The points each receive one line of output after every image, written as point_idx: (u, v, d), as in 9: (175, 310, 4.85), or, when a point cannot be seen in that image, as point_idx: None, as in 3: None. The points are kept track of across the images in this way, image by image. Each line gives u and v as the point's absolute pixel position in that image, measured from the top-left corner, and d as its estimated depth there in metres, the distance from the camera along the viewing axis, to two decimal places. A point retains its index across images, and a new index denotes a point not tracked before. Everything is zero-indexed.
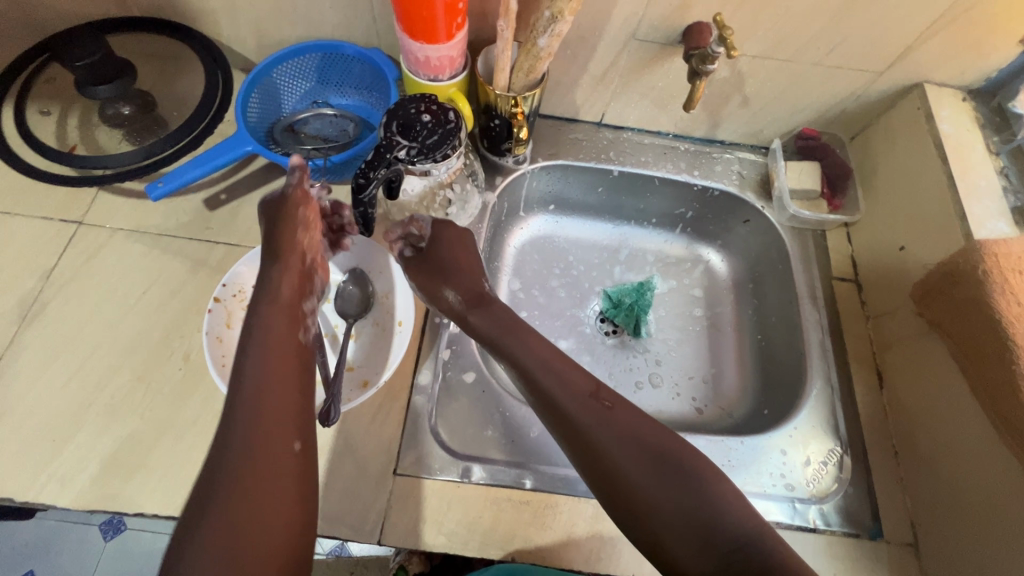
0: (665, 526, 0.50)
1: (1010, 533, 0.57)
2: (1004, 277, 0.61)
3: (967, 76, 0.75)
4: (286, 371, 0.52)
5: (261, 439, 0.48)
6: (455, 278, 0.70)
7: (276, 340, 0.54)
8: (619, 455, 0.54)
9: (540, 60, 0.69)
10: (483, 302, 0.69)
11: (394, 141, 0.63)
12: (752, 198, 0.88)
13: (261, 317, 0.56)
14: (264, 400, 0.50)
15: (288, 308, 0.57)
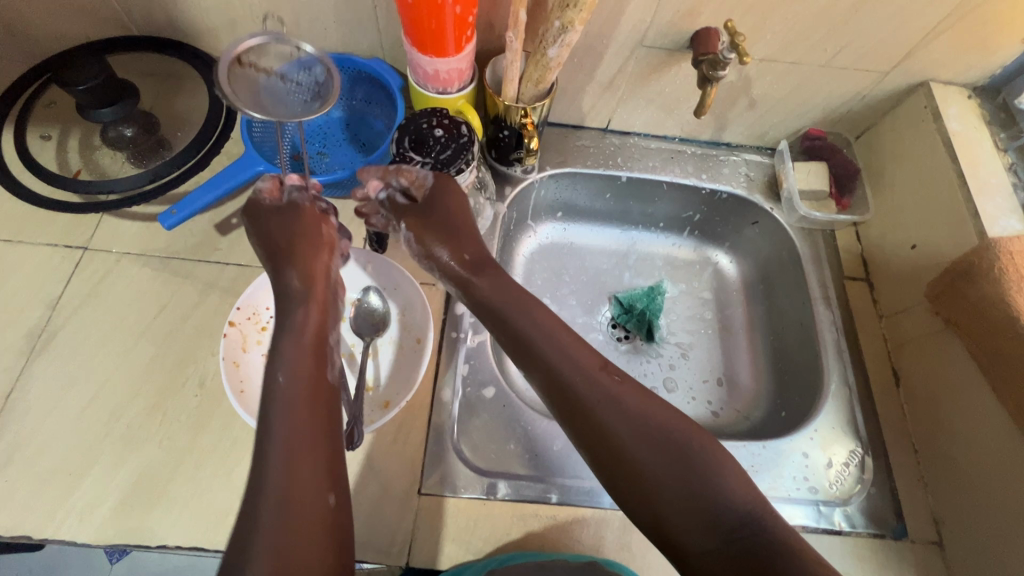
0: (672, 512, 0.46)
1: None
2: (1021, 275, 0.61)
3: (972, 75, 0.75)
4: (318, 400, 0.48)
5: (288, 464, 0.42)
6: (455, 241, 0.62)
7: (304, 368, 0.49)
8: (624, 434, 0.49)
9: (549, 71, 0.69)
10: (487, 267, 0.61)
11: (407, 158, 0.63)
12: (760, 199, 0.88)
13: (285, 339, 0.52)
14: (293, 431, 0.45)
15: (309, 327, 0.54)
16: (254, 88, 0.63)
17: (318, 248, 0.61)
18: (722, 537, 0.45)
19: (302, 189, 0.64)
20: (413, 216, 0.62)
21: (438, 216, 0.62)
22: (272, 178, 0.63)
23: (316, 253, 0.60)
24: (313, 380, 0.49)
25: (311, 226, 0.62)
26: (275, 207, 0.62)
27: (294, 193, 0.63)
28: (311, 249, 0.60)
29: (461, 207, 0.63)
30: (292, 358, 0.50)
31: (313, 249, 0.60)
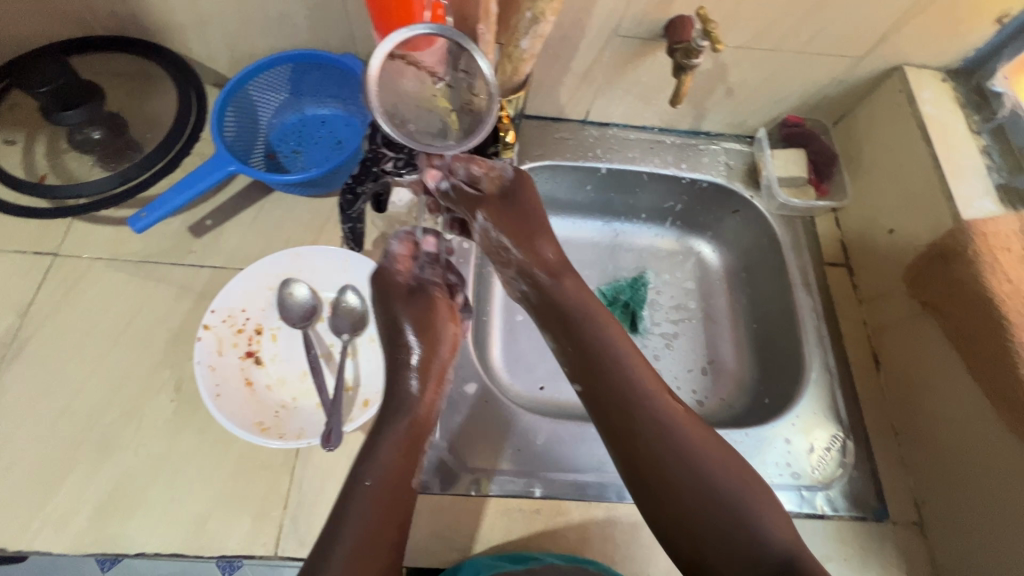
0: (704, 543, 0.52)
1: (1013, 507, 0.58)
2: (995, 256, 0.62)
3: (946, 57, 0.75)
4: (396, 506, 0.53)
5: (356, 556, 0.49)
6: (536, 248, 0.65)
7: (392, 469, 0.55)
8: (665, 471, 0.54)
9: (523, 63, 0.69)
10: (562, 276, 0.65)
11: (380, 154, 0.62)
12: (740, 187, 0.88)
13: (389, 427, 0.58)
14: (368, 523, 0.51)
15: (415, 424, 0.59)
16: (398, 92, 0.59)
17: (439, 341, 0.64)
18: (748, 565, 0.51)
19: (429, 268, 0.67)
20: (494, 207, 0.64)
21: (513, 208, 0.64)
22: (406, 242, 0.65)
23: (437, 349, 0.63)
24: (401, 473, 0.55)
25: (429, 307, 0.64)
26: (404, 286, 0.65)
27: (423, 270, 0.66)
28: (428, 342, 0.63)
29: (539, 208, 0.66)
30: (386, 461, 0.55)
31: (429, 344, 0.63)
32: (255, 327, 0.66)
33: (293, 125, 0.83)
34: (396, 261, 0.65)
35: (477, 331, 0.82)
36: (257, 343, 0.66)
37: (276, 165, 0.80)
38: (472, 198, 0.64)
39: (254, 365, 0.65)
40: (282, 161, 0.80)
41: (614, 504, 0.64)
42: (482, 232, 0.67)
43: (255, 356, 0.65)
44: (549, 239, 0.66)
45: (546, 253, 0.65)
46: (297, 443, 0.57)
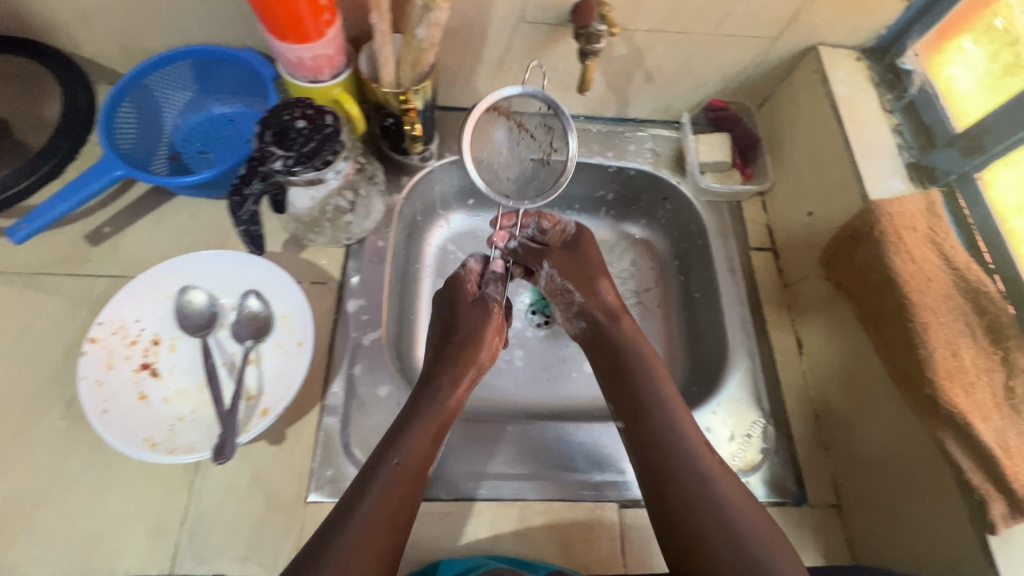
0: (702, 522, 0.53)
1: (920, 487, 0.58)
2: (899, 236, 0.62)
3: (859, 36, 0.74)
4: (409, 496, 0.54)
5: (365, 532, 0.49)
6: (598, 289, 0.73)
7: (415, 456, 0.56)
8: (680, 446, 0.58)
9: (424, 52, 0.66)
10: (616, 317, 0.71)
11: (267, 152, 0.59)
12: (667, 173, 0.86)
13: (418, 418, 0.59)
14: (382, 505, 0.52)
15: (443, 419, 0.61)
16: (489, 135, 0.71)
17: (481, 348, 0.68)
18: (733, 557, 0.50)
19: (494, 286, 0.75)
20: (556, 254, 0.76)
21: (574, 254, 0.75)
22: (478, 263, 0.77)
23: (472, 354, 0.67)
24: (424, 463, 0.57)
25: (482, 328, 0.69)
26: (468, 296, 0.73)
27: (488, 286, 0.74)
28: (471, 347, 0.67)
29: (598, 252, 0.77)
30: (414, 447, 0.57)
31: (473, 347, 0.67)
32: (151, 338, 0.63)
33: (200, 125, 0.79)
34: (466, 274, 0.75)
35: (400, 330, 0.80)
36: (153, 354, 0.63)
37: (181, 167, 0.77)
38: (536, 249, 0.77)
39: (150, 378, 0.62)
40: (187, 163, 0.77)
41: (529, 501, 0.63)
42: (547, 278, 0.76)
43: (151, 368, 0.62)
44: (607, 284, 0.74)
45: (607, 299, 0.73)
46: (188, 458, 0.55)
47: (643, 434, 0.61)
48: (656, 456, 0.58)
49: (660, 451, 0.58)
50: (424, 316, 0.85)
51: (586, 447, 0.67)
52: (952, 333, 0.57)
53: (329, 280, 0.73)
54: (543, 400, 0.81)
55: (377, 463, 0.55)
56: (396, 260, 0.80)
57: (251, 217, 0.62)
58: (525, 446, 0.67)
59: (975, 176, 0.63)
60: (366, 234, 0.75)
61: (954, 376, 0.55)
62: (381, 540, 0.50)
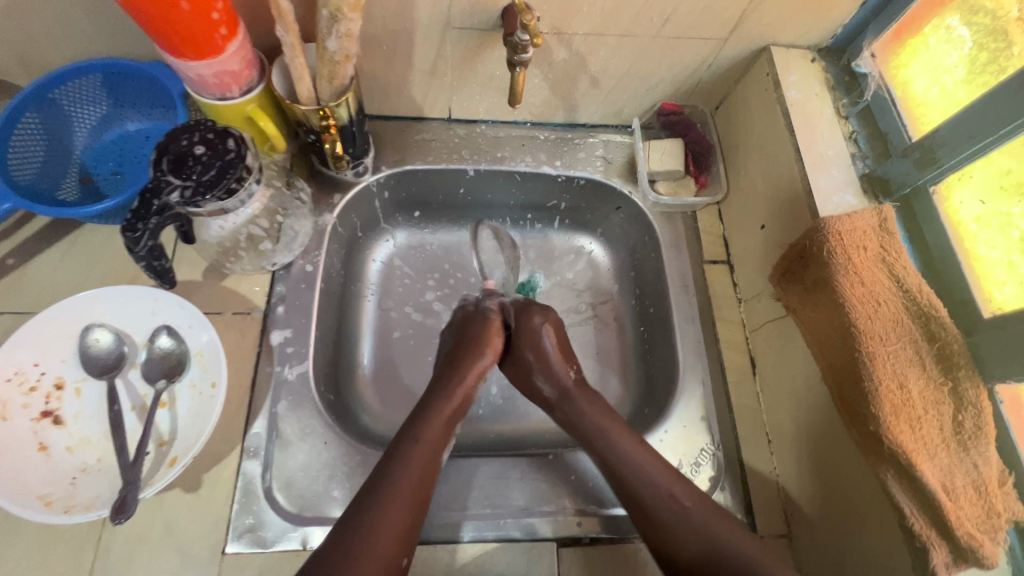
0: (683, 540, 0.56)
1: (865, 521, 0.56)
2: (849, 256, 0.58)
3: (813, 35, 0.70)
4: (429, 471, 0.58)
5: (387, 501, 0.54)
6: (552, 371, 0.69)
7: (433, 435, 0.61)
8: (653, 469, 0.60)
9: (339, 65, 0.60)
10: (566, 399, 0.67)
11: (162, 182, 0.54)
12: (619, 183, 0.82)
13: (434, 402, 0.64)
14: (406, 477, 0.56)
15: (452, 415, 0.64)
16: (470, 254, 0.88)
17: (485, 354, 0.69)
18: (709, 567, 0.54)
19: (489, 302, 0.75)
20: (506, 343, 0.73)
21: (515, 348, 0.72)
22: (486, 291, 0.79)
23: (476, 358, 0.69)
24: (438, 448, 0.60)
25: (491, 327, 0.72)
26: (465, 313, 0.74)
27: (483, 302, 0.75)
28: (475, 349, 0.69)
29: (531, 332, 0.71)
30: (432, 427, 0.61)
31: (477, 352, 0.69)
32: (53, 382, 0.59)
33: (113, 143, 0.74)
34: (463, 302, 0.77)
35: (338, 357, 0.76)
36: (56, 400, 0.59)
37: (92, 190, 0.71)
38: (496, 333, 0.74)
39: (52, 426, 0.58)
40: (99, 185, 0.72)
41: (462, 544, 0.61)
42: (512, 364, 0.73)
43: (54, 415, 0.58)
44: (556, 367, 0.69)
45: (561, 376, 0.69)
46: (86, 517, 0.52)
47: (610, 462, 0.61)
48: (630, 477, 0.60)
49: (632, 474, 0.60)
50: (367, 337, 0.81)
51: (524, 481, 0.65)
52: (900, 362, 0.54)
53: (253, 310, 0.68)
54: (488, 426, 0.77)
55: (399, 441, 0.59)
56: (331, 282, 0.75)
57: (152, 252, 0.57)
58: (460, 483, 0.64)
59: (931, 191, 0.59)
60: (293, 258, 0.70)
61: (899, 411, 0.51)
62: (404, 515, 0.54)
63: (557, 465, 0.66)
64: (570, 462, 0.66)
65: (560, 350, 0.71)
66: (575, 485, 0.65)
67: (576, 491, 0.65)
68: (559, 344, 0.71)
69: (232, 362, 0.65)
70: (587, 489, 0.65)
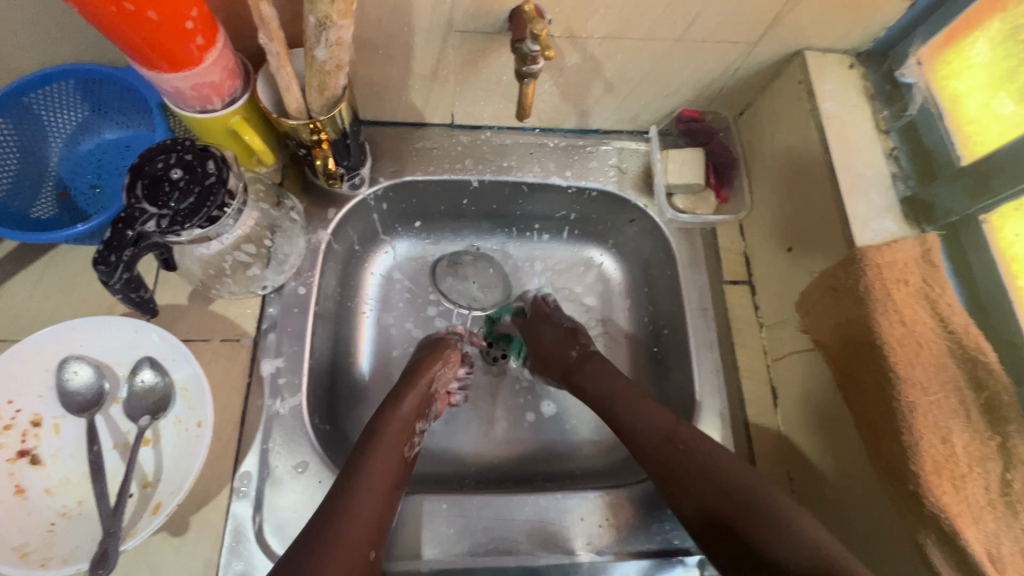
0: (697, 487, 0.56)
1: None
2: (888, 292, 0.53)
3: (852, 39, 0.63)
4: (388, 472, 0.57)
5: (346, 503, 0.53)
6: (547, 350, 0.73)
7: (390, 440, 0.59)
8: (659, 425, 0.61)
9: (330, 74, 0.54)
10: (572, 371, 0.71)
11: (137, 211, 0.49)
12: (633, 195, 0.76)
13: (391, 405, 0.63)
14: (369, 478, 0.55)
15: (407, 418, 0.63)
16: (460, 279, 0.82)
17: (443, 362, 0.69)
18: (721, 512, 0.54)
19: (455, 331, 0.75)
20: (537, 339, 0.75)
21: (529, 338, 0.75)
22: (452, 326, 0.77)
23: (433, 363, 0.68)
24: (401, 447, 0.60)
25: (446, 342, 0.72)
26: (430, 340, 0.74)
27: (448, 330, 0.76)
28: (431, 357, 0.69)
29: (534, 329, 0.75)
30: (388, 433, 0.60)
31: (433, 359, 0.69)
32: (29, 419, 0.56)
33: (90, 153, 0.69)
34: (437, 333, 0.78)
35: (335, 381, 0.72)
36: (33, 438, 0.55)
37: (69, 206, 0.67)
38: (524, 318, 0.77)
39: (29, 466, 0.54)
40: (76, 200, 0.67)
41: None
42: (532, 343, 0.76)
43: (31, 455, 0.55)
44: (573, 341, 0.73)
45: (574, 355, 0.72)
46: (64, 571, 0.48)
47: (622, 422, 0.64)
48: (643, 433, 0.61)
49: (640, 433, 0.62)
50: (366, 357, 0.77)
51: (529, 523, 0.61)
52: (942, 413, 0.49)
53: (242, 337, 0.64)
54: (495, 447, 0.74)
55: (359, 446, 0.58)
56: (326, 303, 0.71)
57: (129, 284, 0.52)
58: (461, 526, 0.60)
59: (981, 219, 0.54)
60: (284, 280, 0.66)
61: (941, 469, 0.47)
62: (367, 514, 0.53)
63: (563, 506, 0.62)
64: (579, 502, 0.62)
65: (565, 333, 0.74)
66: (584, 527, 0.61)
67: (585, 534, 0.61)
68: (561, 331, 0.74)
69: (221, 395, 0.61)
70: (596, 530, 0.61)
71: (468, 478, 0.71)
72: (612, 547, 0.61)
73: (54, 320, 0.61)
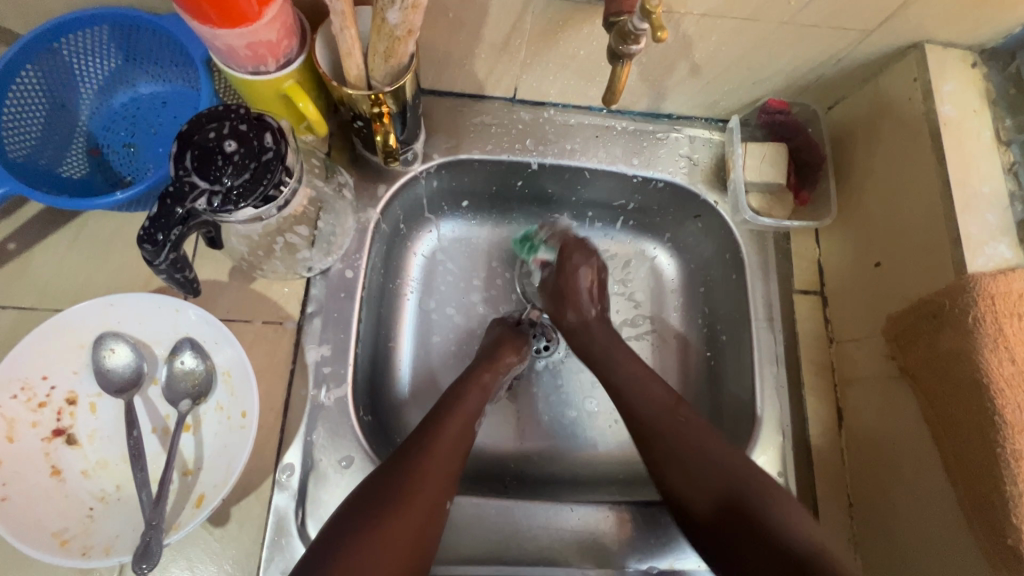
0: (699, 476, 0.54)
1: None
2: (999, 327, 0.47)
3: (982, 34, 0.56)
4: (461, 436, 0.57)
5: (425, 447, 0.54)
6: (580, 301, 0.68)
7: (469, 406, 0.60)
8: (688, 425, 0.57)
9: (400, 41, 0.48)
10: (580, 330, 0.68)
11: (186, 185, 0.44)
12: (703, 190, 0.71)
13: (473, 376, 0.63)
14: (451, 435, 0.57)
15: (487, 387, 0.63)
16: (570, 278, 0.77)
17: (521, 347, 0.67)
18: (723, 507, 0.52)
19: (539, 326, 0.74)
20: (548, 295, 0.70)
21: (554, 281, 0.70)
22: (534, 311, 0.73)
23: (512, 349, 0.67)
24: (464, 433, 0.58)
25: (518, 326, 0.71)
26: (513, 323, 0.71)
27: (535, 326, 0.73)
28: (511, 343, 0.67)
29: (567, 271, 0.69)
30: (466, 400, 0.61)
31: (511, 347, 0.67)
32: (65, 397, 0.53)
33: (123, 108, 0.63)
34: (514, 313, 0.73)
35: (375, 368, 0.68)
36: (69, 417, 0.53)
37: (102, 165, 0.62)
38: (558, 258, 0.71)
39: (65, 446, 0.52)
40: (110, 159, 0.62)
41: None
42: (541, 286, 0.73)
43: (67, 434, 0.52)
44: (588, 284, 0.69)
45: (572, 320, 0.68)
46: (106, 563, 0.46)
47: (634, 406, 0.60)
48: (659, 421, 0.58)
49: (651, 424, 0.59)
50: (406, 344, 0.72)
51: (575, 532, 0.59)
52: None
53: (285, 320, 0.60)
54: (535, 445, 0.71)
55: (441, 406, 0.60)
56: (371, 287, 0.66)
57: (175, 264, 0.48)
58: (508, 534, 0.58)
59: None
60: (331, 262, 0.61)
61: None
62: (441, 467, 0.54)
63: (612, 518, 0.60)
64: (628, 516, 0.60)
65: (599, 288, 0.70)
66: (633, 541, 0.59)
67: (634, 549, 0.59)
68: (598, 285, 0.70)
69: (263, 381, 0.57)
70: (645, 544, 0.59)
71: (509, 478, 0.69)
72: (660, 565, 0.59)
73: (86, 291, 0.57)
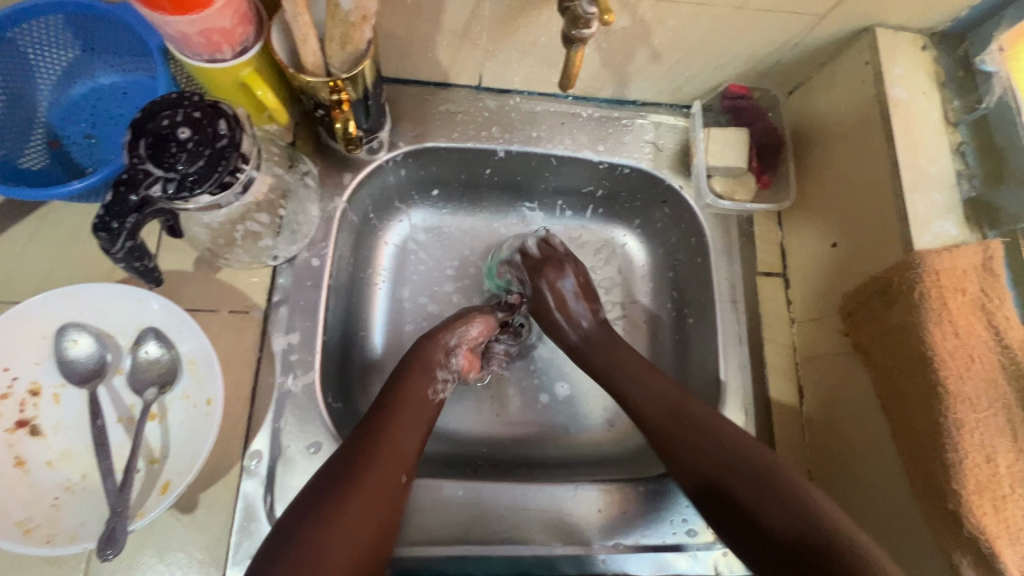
0: (702, 455, 0.55)
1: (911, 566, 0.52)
2: (942, 300, 0.49)
3: (931, 17, 0.57)
4: (419, 412, 0.58)
5: (383, 426, 0.55)
6: (572, 315, 0.68)
7: (421, 381, 0.61)
8: (667, 404, 0.59)
9: (354, 28, 0.48)
10: (573, 350, 0.68)
11: (141, 173, 0.44)
12: (668, 175, 0.72)
13: (419, 351, 0.64)
14: (407, 411, 0.58)
15: (429, 361, 0.63)
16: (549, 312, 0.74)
17: (465, 322, 0.67)
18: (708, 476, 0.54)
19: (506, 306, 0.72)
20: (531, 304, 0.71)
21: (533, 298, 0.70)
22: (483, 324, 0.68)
23: (460, 324, 0.66)
24: (425, 409, 0.59)
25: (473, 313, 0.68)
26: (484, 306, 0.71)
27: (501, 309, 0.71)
28: (461, 318, 0.67)
29: (548, 287, 0.69)
30: (424, 377, 0.61)
31: (457, 322, 0.66)
32: (27, 388, 0.53)
33: (83, 98, 0.62)
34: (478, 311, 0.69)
35: (346, 356, 0.68)
36: (32, 408, 0.53)
37: (63, 157, 0.61)
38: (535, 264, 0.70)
39: (29, 437, 0.52)
40: (70, 151, 0.61)
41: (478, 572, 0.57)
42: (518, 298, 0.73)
43: (31, 425, 0.52)
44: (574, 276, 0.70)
45: (567, 336, 0.68)
46: (71, 550, 0.47)
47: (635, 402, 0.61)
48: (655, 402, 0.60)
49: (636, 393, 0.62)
50: (378, 332, 0.72)
51: (542, 511, 0.60)
52: (989, 432, 0.47)
53: (252, 309, 0.60)
54: (508, 429, 0.72)
55: (393, 382, 0.60)
56: (339, 276, 0.67)
57: (132, 252, 0.48)
58: (474, 515, 0.59)
59: None
60: (297, 251, 0.62)
61: (983, 489, 0.46)
62: (399, 444, 0.55)
63: (579, 498, 0.61)
64: (596, 495, 0.61)
65: (580, 294, 0.69)
66: (599, 519, 0.61)
67: (601, 526, 0.60)
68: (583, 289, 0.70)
69: (231, 369, 0.58)
70: (611, 522, 0.61)
71: (482, 462, 0.69)
72: (627, 541, 0.60)
73: (49, 282, 0.57)
